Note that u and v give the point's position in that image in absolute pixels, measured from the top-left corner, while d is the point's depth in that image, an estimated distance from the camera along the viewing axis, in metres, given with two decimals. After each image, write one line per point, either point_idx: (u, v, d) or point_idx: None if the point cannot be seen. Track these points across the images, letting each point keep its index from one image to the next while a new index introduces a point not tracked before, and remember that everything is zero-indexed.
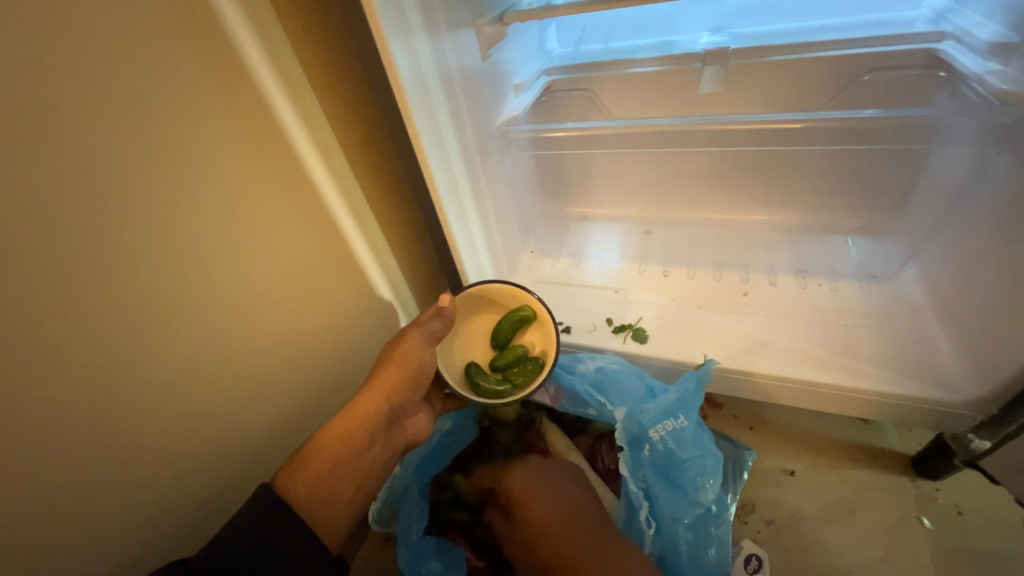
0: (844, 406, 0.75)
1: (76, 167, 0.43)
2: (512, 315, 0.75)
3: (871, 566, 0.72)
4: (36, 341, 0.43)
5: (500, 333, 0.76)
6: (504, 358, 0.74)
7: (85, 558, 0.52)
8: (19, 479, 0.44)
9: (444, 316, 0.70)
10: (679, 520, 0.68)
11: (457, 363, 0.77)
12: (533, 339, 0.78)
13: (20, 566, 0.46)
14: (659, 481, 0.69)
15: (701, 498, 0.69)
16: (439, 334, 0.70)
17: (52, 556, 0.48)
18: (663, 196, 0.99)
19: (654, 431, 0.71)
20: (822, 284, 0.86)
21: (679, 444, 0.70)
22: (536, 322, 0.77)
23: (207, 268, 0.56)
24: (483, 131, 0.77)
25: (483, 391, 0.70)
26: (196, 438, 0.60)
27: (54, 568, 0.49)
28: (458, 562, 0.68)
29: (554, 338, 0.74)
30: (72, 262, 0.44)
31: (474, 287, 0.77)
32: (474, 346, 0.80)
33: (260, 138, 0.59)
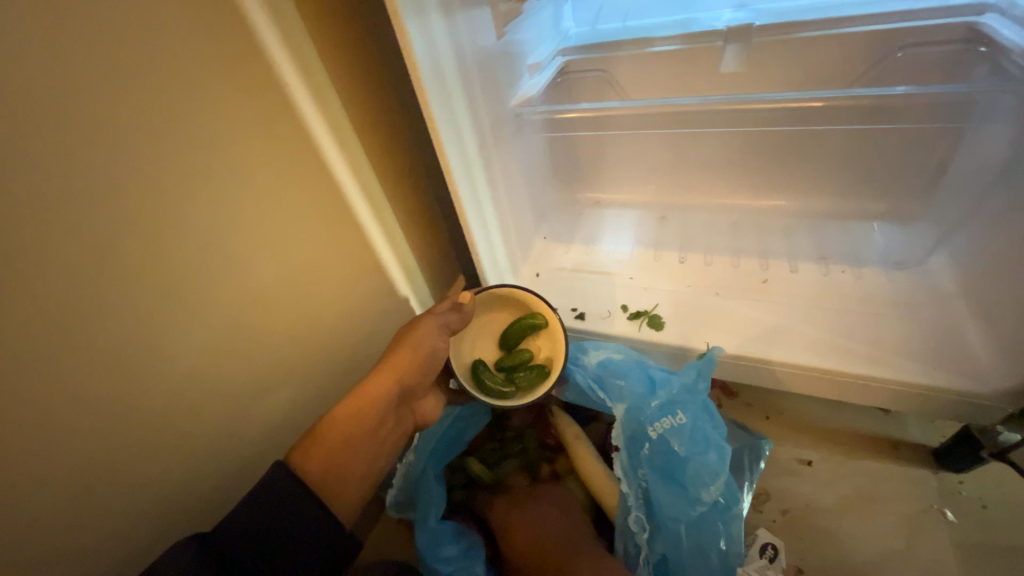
0: (866, 396, 0.74)
1: (90, 147, 0.43)
2: (524, 320, 0.75)
3: (887, 556, 0.71)
4: (56, 317, 0.43)
5: (508, 334, 0.76)
6: (510, 360, 0.74)
7: (108, 529, 0.53)
8: (43, 452, 0.45)
9: (462, 311, 0.69)
10: (678, 519, 0.67)
11: (465, 358, 0.77)
12: (540, 345, 0.78)
13: (46, 535, 0.47)
14: (659, 481, 0.69)
15: (702, 495, 0.66)
16: (455, 327, 0.69)
17: (76, 526, 0.50)
18: (680, 180, 0.97)
19: (653, 429, 0.70)
20: (844, 272, 0.83)
21: (677, 441, 0.68)
22: (546, 330, 0.77)
23: (222, 249, 0.56)
24: (497, 113, 0.76)
25: (485, 390, 0.71)
26: (212, 418, 0.60)
27: (80, 537, 0.50)
28: (476, 547, 0.69)
29: (563, 349, 0.74)
30: (88, 242, 0.44)
31: (492, 288, 0.77)
32: (482, 342, 0.80)
33: (274, 121, 0.58)
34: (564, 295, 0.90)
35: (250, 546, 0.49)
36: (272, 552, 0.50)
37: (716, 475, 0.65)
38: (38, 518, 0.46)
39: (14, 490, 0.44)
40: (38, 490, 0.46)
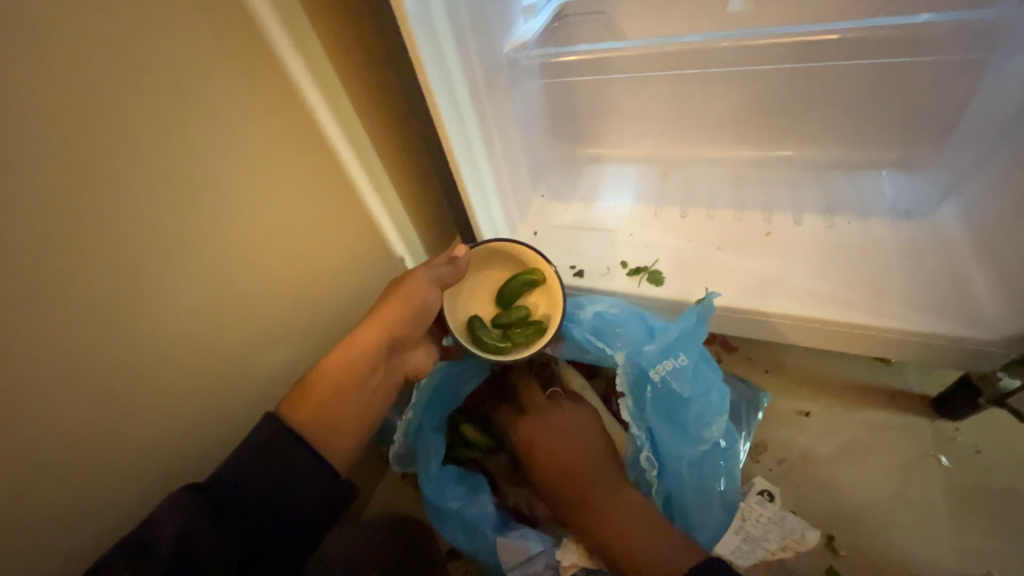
0: (866, 347, 0.73)
1: (45, 90, 0.39)
2: (522, 276, 0.74)
3: (881, 501, 0.73)
4: (36, 278, 0.41)
5: (505, 291, 0.75)
6: (506, 316, 0.74)
7: (111, 485, 0.53)
8: (35, 414, 0.44)
9: (456, 265, 0.68)
10: (682, 458, 0.68)
11: (460, 315, 0.76)
12: (537, 303, 0.77)
13: (48, 492, 0.48)
14: (662, 423, 0.69)
15: (704, 434, 0.67)
16: (448, 280, 0.68)
17: (78, 484, 0.50)
18: (683, 131, 0.93)
19: (654, 372, 0.69)
20: (850, 223, 0.81)
21: (679, 382, 0.68)
22: (544, 287, 0.76)
23: (209, 206, 0.53)
24: (491, 60, 0.71)
25: (482, 345, 0.70)
26: (209, 378, 0.60)
27: (83, 494, 0.51)
28: (481, 485, 0.69)
29: (560, 306, 0.73)
30: (57, 195, 0.41)
31: (488, 243, 0.75)
32: (477, 300, 0.78)
33: (254, 66, 0.54)
34: (562, 253, 0.88)
35: (254, 500, 0.49)
36: (280, 504, 0.50)
37: (718, 415, 0.68)
38: (35, 478, 0.46)
39: (12, 450, 0.43)
40: (31, 452, 0.45)
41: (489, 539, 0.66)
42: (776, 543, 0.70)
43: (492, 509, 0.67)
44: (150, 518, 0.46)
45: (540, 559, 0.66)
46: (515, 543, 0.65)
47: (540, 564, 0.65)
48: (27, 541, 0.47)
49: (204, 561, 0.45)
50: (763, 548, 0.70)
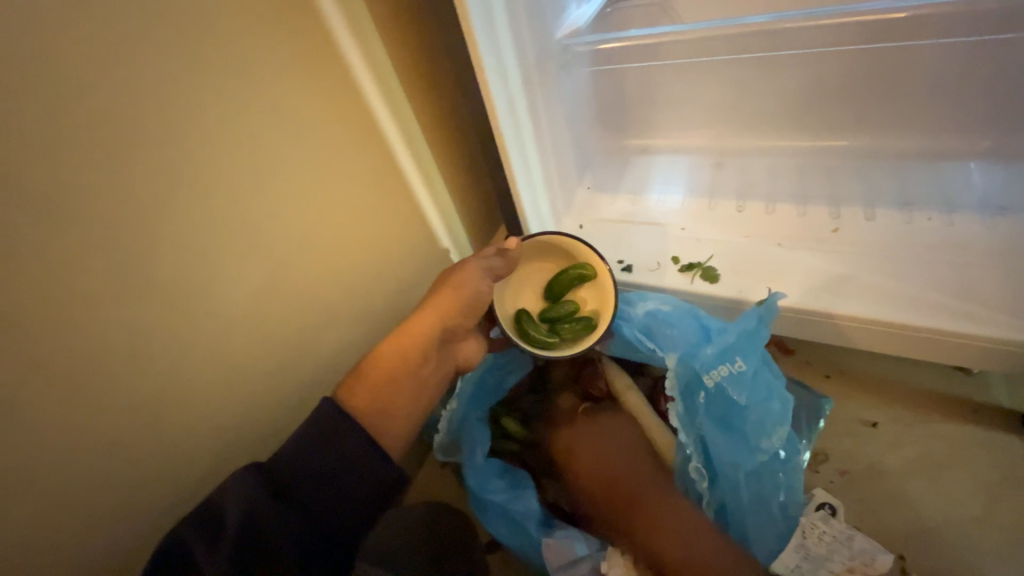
0: (943, 354, 0.67)
1: (115, 81, 0.42)
2: (572, 271, 0.72)
3: (957, 522, 0.67)
4: (112, 258, 0.44)
5: (554, 286, 0.74)
6: (554, 311, 0.72)
7: (176, 459, 0.56)
8: (111, 386, 0.48)
9: (506, 257, 0.69)
10: (738, 468, 0.64)
11: (509, 308, 0.75)
12: (587, 298, 0.75)
13: (120, 461, 0.51)
14: (716, 430, 0.66)
15: (763, 444, 0.64)
16: (499, 272, 0.69)
17: (149, 456, 0.53)
18: (741, 119, 0.88)
19: (709, 377, 0.66)
20: (932, 218, 0.75)
21: (737, 388, 0.65)
22: (595, 283, 0.74)
23: (267, 192, 0.55)
24: (542, 46, 0.70)
25: (530, 338, 0.69)
26: (264, 362, 0.62)
27: (152, 466, 0.54)
28: (525, 480, 0.68)
29: (612, 302, 0.72)
30: (131, 179, 0.44)
31: (538, 236, 0.74)
32: (526, 293, 0.78)
33: (310, 56, 0.56)
34: (610, 247, 0.86)
35: (309, 481, 0.50)
36: (332, 488, 0.50)
37: (780, 424, 0.63)
38: (107, 450, 0.49)
39: (90, 418, 0.47)
40: (104, 422, 0.48)
41: (533, 537, 0.65)
42: (840, 564, 0.63)
43: (536, 507, 0.66)
44: (218, 494, 0.49)
45: (585, 563, 0.63)
46: (561, 544, 0.63)
47: (586, 568, 0.63)
48: (101, 508, 0.51)
49: (265, 537, 0.47)
50: (827, 568, 0.63)
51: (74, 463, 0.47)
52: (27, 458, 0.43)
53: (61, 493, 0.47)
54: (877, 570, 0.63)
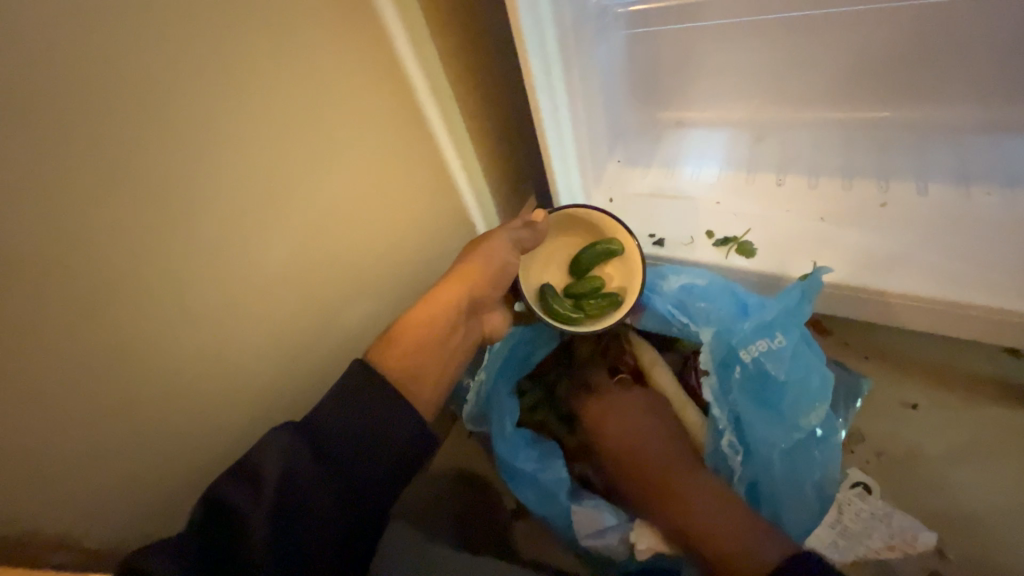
0: (993, 334, 0.65)
1: (161, 30, 0.40)
2: (599, 246, 0.71)
3: (1001, 508, 0.65)
4: (162, 215, 0.44)
5: (580, 261, 0.73)
6: (579, 287, 0.71)
7: (223, 422, 0.56)
8: (164, 346, 0.47)
9: (534, 230, 0.69)
10: (774, 445, 0.64)
11: (533, 282, 0.74)
12: (613, 275, 0.74)
13: (168, 423, 0.51)
14: (751, 407, 0.65)
15: (800, 422, 0.63)
16: (526, 245, 0.70)
17: (199, 416, 0.53)
18: (783, 89, 0.84)
19: (745, 353, 0.66)
20: (989, 194, 0.71)
21: (775, 365, 0.64)
22: (622, 259, 0.73)
23: (306, 154, 0.55)
24: (581, 7, 0.67)
25: (555, 313, 0.68)
26: (302, 330, 0.62)
27: (199, 428, 0.54)
28: (555, 451, 0.67)
29: (640, 279, 0.70)
30: (179, 133, 0.43)
31: (563, 210, 0.73)
32: (551, 268, 0.77)
33: (348, 13, 0.55)
34: (643, 221, 0.84)
35: (342, 440, 0.51)
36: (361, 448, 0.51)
37: (817, 402, 0.63)
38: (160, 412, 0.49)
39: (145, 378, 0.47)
40: (159, 382, 0.48)
41: (561, 506, 0.65)
42: (880, 541, 0.65)
43: (565, 476, 0.66)
44: (256, 453, 0.49)
45: (612, 533, 0.64)
46: (588, 513, 0.65)
47: (612, 538, 0.64)
48: (153, 473, 0.51)
49: (308, 498, 0.48)
50: (864, 545, 0.65)
51: (130, 424, 0.47)
52: (86, 419, 0.43)
53: (118, 455, 0.47)
54: (919, 547, 0.64)
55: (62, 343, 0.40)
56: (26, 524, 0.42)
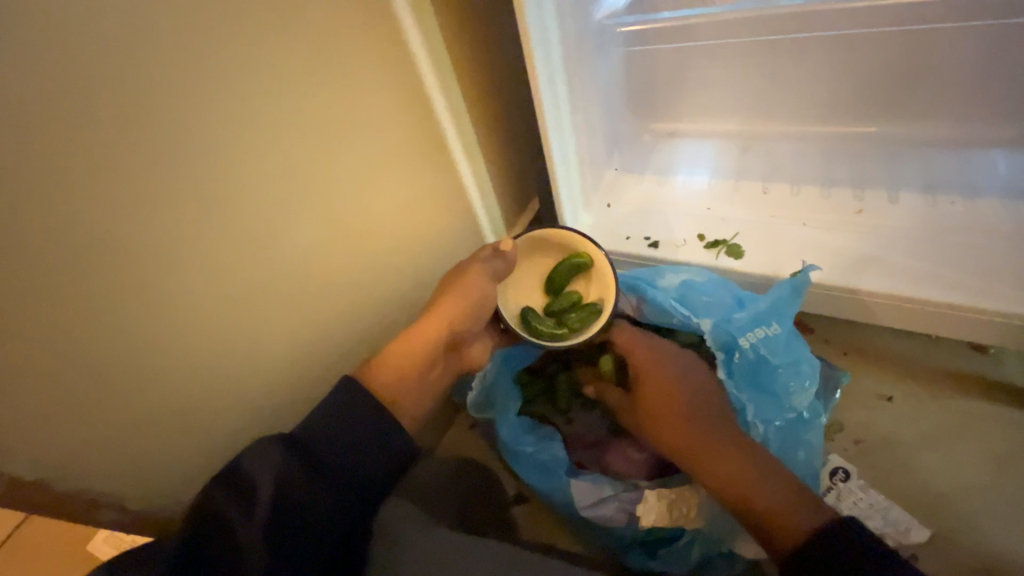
0: (958, 329, 0.71)
1: (218, 43, 0.46)
2: (569, 261, 0.75)
3: (969, 489, 0.70)
4: (203, 207, 0.48)
5: (555, 279, 0.76)
6: (557, 304, 0.74)
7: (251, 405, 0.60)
8: (202, 329, 0.51)
9: (505, 258, 0.73)
10: (772, 423, 0.68)
11: (513, 306, 0.78)
12: (588, 289, 0.77)
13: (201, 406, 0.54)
14: (749, 389, 0.69)
15: (793, 403, 0.69)
16: (500, 273, 0.73)
17: (229, 399, 0.57)
18: (767, 106, 0.90)
19: (744, 339, 0.71)
20: (954, 202, 0.78)
21: (771, 350, 0.70)
22: (593, 272, 0.77)
23: (332, 154, 0.59)
24: (582, 25, 0.73)
25: (537, 332, 0.71)
26: (328, 321, 0.65)
27: (229, 410, 0.57)
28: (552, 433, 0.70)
29: (613, 288, 0.73)
30: (223, 132, 0.48)
31: (534, 232, 0.77)
32: (529, 291, 0.80)
33: (371, 27, 0.60)
34: (639, 224, 0.89)
35: (330, 442, 0.52)
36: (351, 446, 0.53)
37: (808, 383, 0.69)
38: (205, 391, 0.53)
39: (182, 359, 0.50)
40: (194, 364, 0.51)
41: (561, 482, 0.67)
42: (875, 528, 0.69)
43: (563, 454, 0.68)
44: (242, 457, 0.50)
45: (610, 503, 0.65)
46: (586, 486, 0.65)
47: (611, 508, 0.64)
48: (198, 448, 0.55)
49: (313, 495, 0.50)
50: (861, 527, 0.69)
51: (167, 402, 0.50)
52: (141, 393, 0.48)
53: (163, 430, 0.51)
54: (912, 539, 0.68)
55: (125, 322, 0.44)
56: (86, 484, 0.47)
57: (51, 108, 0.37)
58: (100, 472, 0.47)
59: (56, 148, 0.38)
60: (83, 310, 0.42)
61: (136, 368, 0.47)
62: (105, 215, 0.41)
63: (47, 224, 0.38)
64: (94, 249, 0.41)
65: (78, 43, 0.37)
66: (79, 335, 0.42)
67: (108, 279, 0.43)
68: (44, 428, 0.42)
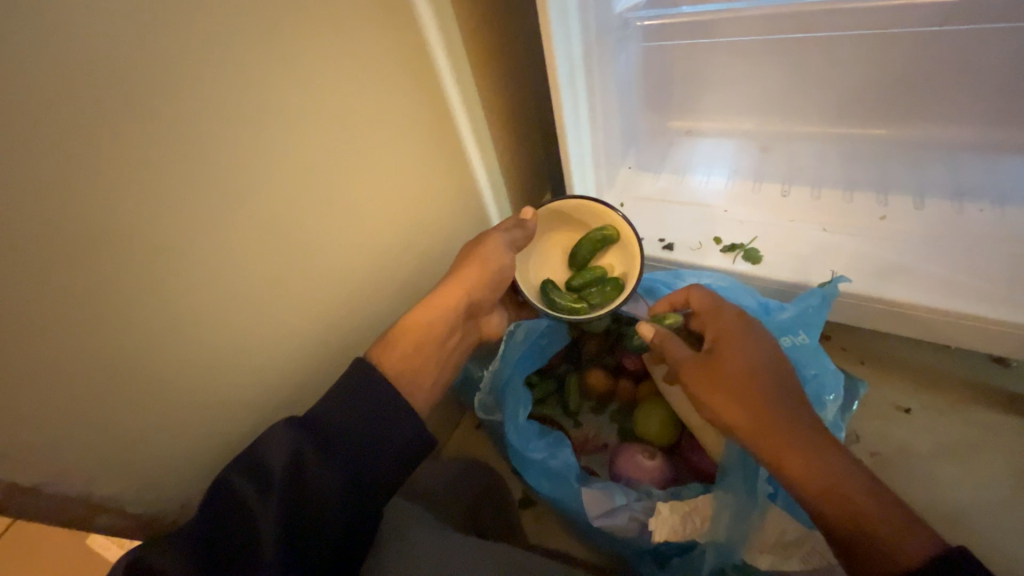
0: (982, 342, 0.69)
1: (233, 31, 0.43)
2: (595, 234, 0.74)
3: (990, 506, 0.69)
4: (213, 205, 0.46)
5: (578, 251, 0.75)
6: (580, 278, 0.74)
7: (258, 407, 0.58)
8: (211, 331, 0.49)
9: (525, 228, 0.72)
10: None
11: (533, 279, 0.78)
12: (612, 262, 0.77)
13: (206, 407, 0.52)
14: None
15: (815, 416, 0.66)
16: (519, 243, 0.72)
17: (236, 401, 0.55)
18: (789, 106, 0.87)
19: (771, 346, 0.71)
20: (982, 210, 0.76)
21: (799, 360, 0.68)
22: (619, 245, 0.76)
23: (347, 149, 0.57)
24: (605, 19, 0.71)
25: (557, 306, 0.71)
26: (338, 320, 0.64)
27: (236, 411, 0.55)
28: (564, 439, 0.69)
29: (638, 263, 0.73)
30: (236, 127, 0.46)
31: (557, 202, 0.76)
32: (549, 264, 0.80)
33: (388, 16, 0.57)
34: (653, 224, 0.87)
35: (342, 434, 0.51)
36: (361, 450, 0.51)
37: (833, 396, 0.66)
38: (212, 393, 0.52)
39: (190, 361, 0.48)
40: (202, 366, 0.50)
41: (573, 490, 0.65)
42: None
43: (576, 460, 0.67)
44: (261, 442, 0.49)
45: (622, 513, 0.63)
46: (598, 496, 0.64)
47: (623, 518, 0.63)
48: (209, 449, 0.54)
49: (315, 485, 0.49)
50: None
51: (172, 406, 0.49)
52: (150, 396, 0.46)
53: (166, 432, 0.49)
54: None
55: (132, 324, 0.43)
56: (92, 489, 0.45)
57: (66, 107, 0.35)
58: (112, 477, 0.46)
59: (72, 149, 0.36)
60: (102, 315, 0.40)
61: (152, 371, 0.46)
62: (126, 216, 0.40)
63: (66, 228, 0.37)
64: (113, 252, 0.40)
65: (94, 36, 0.35)
66: (97, 340, 0.41)
67: (126, 283, 0.41)
68: (59, 434, 0.41)
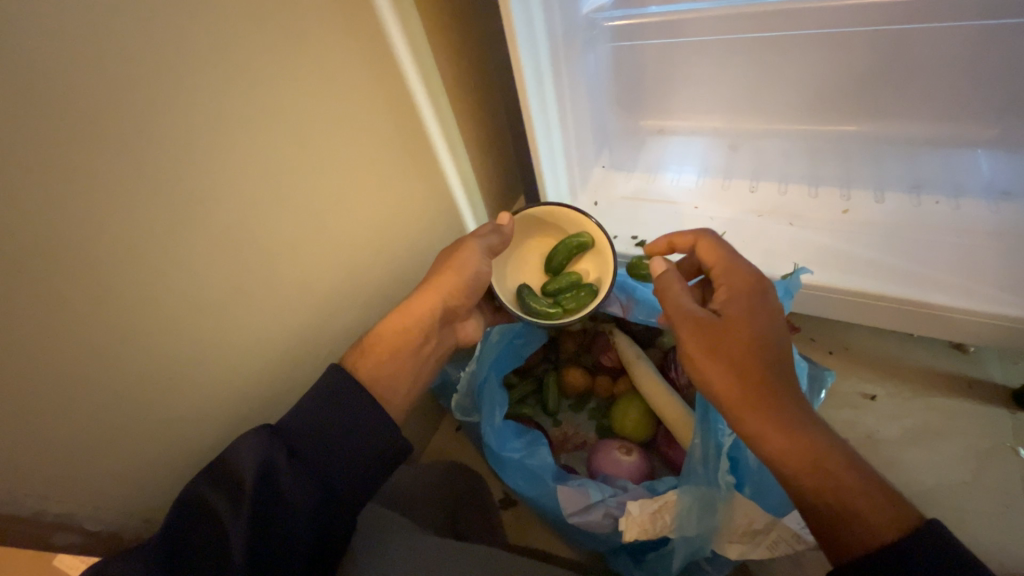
0: (942, 329, 0.72)
1: (181, 34, 0.42)
2: (570, 241, 0.74)
3: (952, 487, 0.71)
4: (164, 213, 0.44)
5: (554, 258, 0.76)
6: (556, 284, 0.74)
7: (223, 417, 0.57)
8: (171, 341, 0.48)
9: (502, 233, 0.72)
10: None
11: (509, 284, 0.78)
12: (588, 268, 0.77)
13: (166, 419, 0.50)
14: None
15: None
16: (495, 248, 0.71)
17: (200, 411, 0.54)
18: (754, 103, 0.89)
19: None
20: (938, 202, 0.79)
21: None
22: (594, 251, 0.76)
23: (313, 151, 0.56)
24: (571, 19, 0.71)
25: (532, 311, 0.71)
26: (307, 325, 0.63)
27: (199, 421, 0.54)
28: (541, 440, 0.69)
29: (612, 269, 0.73)
30: (189, 132, 0.44)
31: (533, 208, 0.76)
32: (526, 269, 0.80)
33: (350, 17, 0.57)
34: (626, 222, 0.88)
35: (314, 441, 0.51)
36: (332, 455, 0.51)
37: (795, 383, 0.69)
38: (173, 404, 0.50)
39: (147, 373, 0.47)
40: (160, 377, 0.48)
41: (549, 489, 0.65)
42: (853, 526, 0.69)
43: (552, 460, 0.67)
44: (231, 451, 0.48)
45: (597, 509, 0.64)
46: (575, 493, 0.64)
47: (599, 514, 0.63)
48: (172, 461, 0.53)
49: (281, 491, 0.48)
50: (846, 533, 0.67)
51: (126, 420, 0.47)
52: (107, 410, 0.45)
53: (123, 446, 0.48)
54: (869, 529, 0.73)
55: (80, 337, 0.41)
56: (42, 510, 0.43)
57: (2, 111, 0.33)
58: (66, 496, 0.45)
59: (8, 155, 0.34)
60: (48, 327, 0.39)
61: (107, 383, 0.44)
62: (73, 226, 0.38)
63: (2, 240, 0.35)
64: (56, 262, 0.38)
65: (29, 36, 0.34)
66: (44, 356, 0.39)
67: (75, 294, 0.39)
68: (5, 455, 0.39)
